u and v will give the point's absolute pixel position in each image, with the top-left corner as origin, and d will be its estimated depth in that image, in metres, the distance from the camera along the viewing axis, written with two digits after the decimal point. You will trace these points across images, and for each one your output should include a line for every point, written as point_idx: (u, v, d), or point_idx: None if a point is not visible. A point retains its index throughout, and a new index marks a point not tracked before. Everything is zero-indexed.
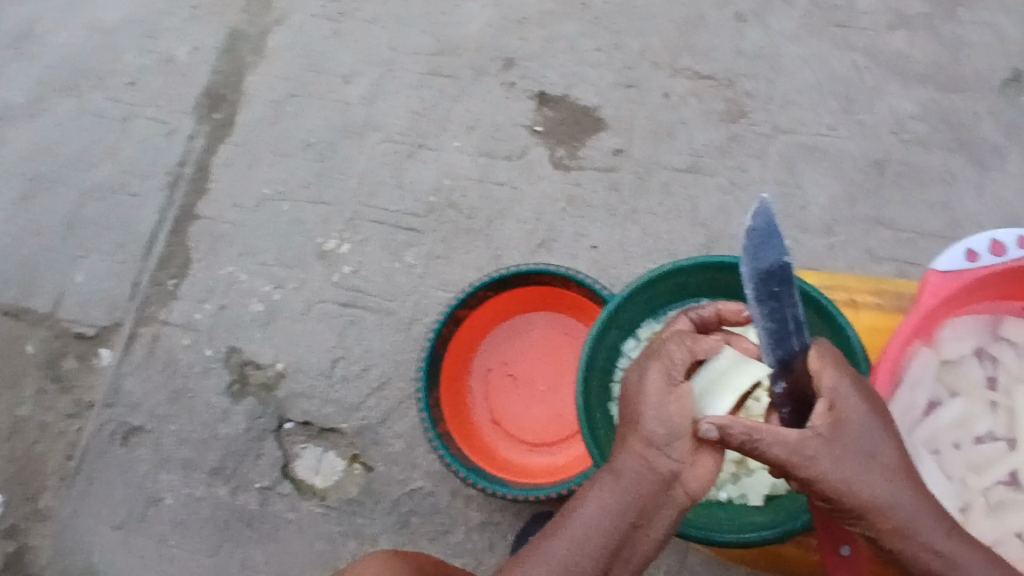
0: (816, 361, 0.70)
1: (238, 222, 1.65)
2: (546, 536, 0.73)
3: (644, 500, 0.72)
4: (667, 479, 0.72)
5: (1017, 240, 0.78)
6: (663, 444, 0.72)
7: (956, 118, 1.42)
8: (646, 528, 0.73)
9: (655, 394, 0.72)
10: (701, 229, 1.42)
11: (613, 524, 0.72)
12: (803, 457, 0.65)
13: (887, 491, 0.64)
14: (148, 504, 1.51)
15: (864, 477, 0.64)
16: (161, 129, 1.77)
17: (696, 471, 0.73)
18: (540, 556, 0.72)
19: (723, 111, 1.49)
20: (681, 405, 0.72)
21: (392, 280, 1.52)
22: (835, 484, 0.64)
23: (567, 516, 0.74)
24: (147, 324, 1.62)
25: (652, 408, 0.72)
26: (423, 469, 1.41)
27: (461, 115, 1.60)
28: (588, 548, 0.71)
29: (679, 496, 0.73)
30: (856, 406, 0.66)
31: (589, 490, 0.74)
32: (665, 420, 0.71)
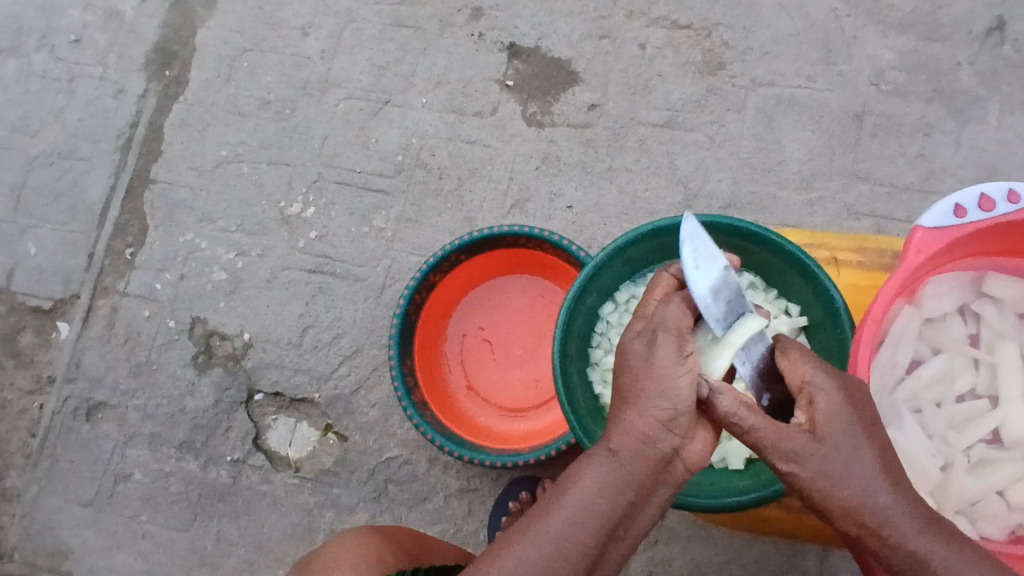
0: (787, 361, 0.67)
1: (196, 186, 1.56)
2: (535, 517, 0.69)
3: (641, 477, 0.67)
4: (666, 456, 0.67)
5: (1005, 196, 0.76)
6: (663, 420, 0.67)
7: (936, 68, 1.39)
8: (643, 506, 0.69)
9: (659, 369, 0.67)
10: (679, 186, 1.38)
11: (607, 504, 0.67)
12: (786, 449, 0.63)
13: (865, 492, 0.62)
14: (116, 481, 1.46)
15: (842, 477, 0.63)
16: (108, 89, 1.65)
17: (699, 444, 0.68)
18: (529, 537, 0.67)
19: (701, 63, 1.44)
20: (689, 377, 0.66)
21: (361, 245, 1.46)
22: (813, 480, 0.63)
23: (558, 496, 0.69)
24: (105, 295, 1.55)
25: (656, 381, 0.67)
26: (399, 438, 1.38)
27: (428, 70, 1.52)
28: (581, 530, 0.67)
29: (678, 473, 0.69)
30: (832, 401, 0.64)
31: (581, 468, 0.69)
32: (668, 395, 0.66)
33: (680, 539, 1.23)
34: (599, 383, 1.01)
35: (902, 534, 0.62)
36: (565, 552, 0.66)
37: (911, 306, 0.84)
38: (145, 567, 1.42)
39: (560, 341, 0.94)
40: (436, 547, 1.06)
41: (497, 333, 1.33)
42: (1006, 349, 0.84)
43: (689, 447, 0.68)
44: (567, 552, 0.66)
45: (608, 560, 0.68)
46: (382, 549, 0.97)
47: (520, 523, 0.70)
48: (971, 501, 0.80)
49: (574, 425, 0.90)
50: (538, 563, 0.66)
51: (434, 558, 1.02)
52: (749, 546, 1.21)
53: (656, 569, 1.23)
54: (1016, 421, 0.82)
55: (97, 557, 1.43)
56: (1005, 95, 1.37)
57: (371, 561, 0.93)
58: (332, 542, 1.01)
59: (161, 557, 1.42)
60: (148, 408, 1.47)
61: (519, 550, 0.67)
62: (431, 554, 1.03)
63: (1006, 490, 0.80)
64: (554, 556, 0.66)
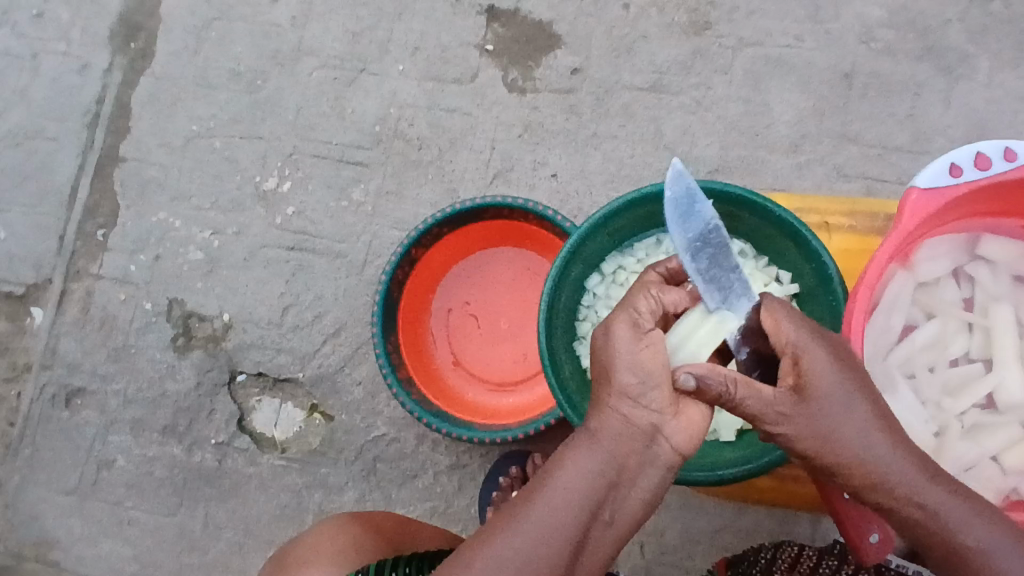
0: (773, 319, 0.69)
1: (167, 164, 1.50)
2: (519, 504, 0.68)
3: (625, 458, 0.68)
4: (649, 433, 0.69)
5: (1002, 153, 0.74)
6: (644, 399, 0.69)
7: (926, 24, 1.35)
8: (629, 488, 0.69)
9: (627, 345, 0.69)
10: (665, 153, 1.35)
11: (592, 486, 0.67)
12: (774, 411, 0.65)
13: (860, 449, 0.64)
14: (99, 468, 1.43)
15: (836, 434, 0.64)
16: (72, 65, 1.58)
17: (680, 423, 0.70)
18: (513, 526, 0.66)
19: (687, 23, 1.39)
20: (651, 352, 0.69)
21: (340, 220, 1.42)
22: (808, 441, 0.65)
23: (541, 482, 0.68)
24: (79, 279, 1.50)
25: (626, 364, 0.69)
26: (386, 416, 1.35)
27: (404, 36, 1.46)
28: (566, 513, 0.66)
29: (662, 453, 0.70)
30: (819, 359, 0.65)
31: (564, 453, 0.69)
32: (638, 370, 0.68)
33: (672, 508, 1.23)
34: (587, 357, 1.00)
35: (904, 491, 0.64)
36: (550, 537, 0.65)
37: (905, 270, 0.82)
38: (134, 553, 1.40)
39: (546, 317, 0.91)
40: (417, 531, 1.05)
41: (483, 308, 1.31)
42: (1000, 312, 0.83)
43: (673, 426, 0.69)
44: (554, 535, 0.65)
45: (595, 545, 0.68)
46: (362, 538, 0.97)
47: (503, 512, 0.69)
48: (965, 466, 0.80)
49: (561, 402, 0.88)
50: (524, 551, 0.65)
51: (416, 544, 1.02)
52: (740, 514, 1.21)
53: (648, 539, 1.23)
54: (1011, 385, 0.81)
55: (83, 544, 1.41)
56: (995, 52, 1.34)
57: (348, 553, 0.94)
58: (313, 529, 1.01)
59: (150, 542, 1.40)
60: (129, 394, 1.44)
61: (505, 539, 0.66)
62: (412, 539, 1.02)
63: (1000, 454, 0.80)
64: (540, 543, 0.65)
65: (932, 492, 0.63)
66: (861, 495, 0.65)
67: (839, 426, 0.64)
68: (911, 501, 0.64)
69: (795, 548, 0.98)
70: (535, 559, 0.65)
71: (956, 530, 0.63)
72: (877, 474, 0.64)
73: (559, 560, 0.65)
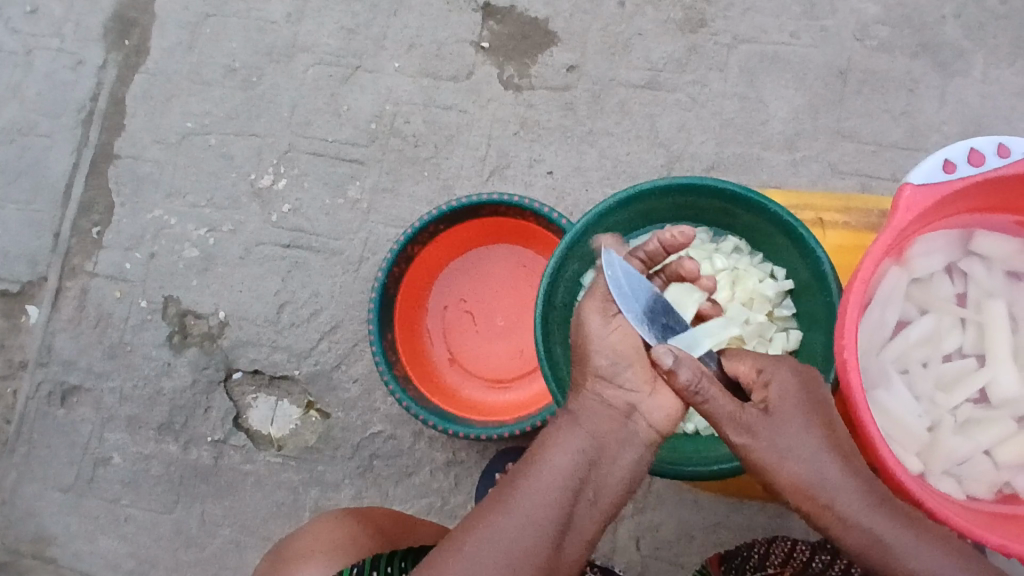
0: (737, 358, 0.78)
1: (162, 160, 1.50)
2: (507, 484, 0.71)
3: (606, 433, 0.74)
4: (624, 410, 0.76)
5: (996, 149, 0.74)
6: (619, 378, 0.77)
7: (921, 20, 1.36)
8: (611, 464, 0.73)
9: (599, 331, 0.78)
10: (661, 149, 1.35)
11: (578, 457, 0.72)
12: (736, 420, 0.72)
13: (814, 467, 0.68)
14: (95, 466, 1.43)
15: (792, 453, 0.69)
16: (66, 61, 1.57)
17: (654, 401, 0.77)
18: (503, 503, 0.69)
19: (683, 20, 1.39)
20: (621, 333, 0.78)
21: (336, 217, 1.42)
22: (765, 455, 0.70)
23: (527, 463, 0.72)
24: (74, 276, 1.49)
25: (602, 344, 0.78)
26: (382, 413, 1.35)
27: (400, 32, 1.46)
28: (554, 487, 0.69)
29: (639, 429, 0.76)
30: (783, 383, 0.73)
31: (549, 432, 0.75)
32: (609, 349, 0.77)
33: (667, 504, 1.23)
34: None
35: (853, 512, 0.66)
36: (539, 511, 0.68)
37: (899, 266, 0.83)
38: (131, 550, 1.40)
39: (541, 313, 0.91)
40: (416, 525, 1.05)
41: (479, 305, 1.31)
42: (994, 308, 0.83)
43: (647, 402, 0.77)
44: (543, 508, 0.68)
45: (583, 522, 0.70)
46: (359, 533, 0.98)
47: (492, 495, 0.71)
48: (959, 461, 0.80)
49: (558, 399, 0.88)
50: (517, 520, 0.67)
51: (415, 537, 1.02)
52: (734, 510, 1.21)
53: (643, 535, 1.23)
54: (1004, 380, 0.81)
55: (80, 542, 1.41)
56: (990, 49, 1.34)
57: (345, 548, 0.94)
58: (312, 524, 1.02)
59: (146, 539, 1.40)
60: (124, 391, 1.44)
61: (495, 516, 0.68)
62: (412, 532, 1.03)
63: (994, 450, 0.80)
64: (531, 509, 0.68)
65: (879, 517, 0.65)
66: (817, 517, 0.67)
67: (797, 445, 0.69)
68: (861, 523, 0.65)
69: (790, 541, 0.99)
70: (526, 533, 0.66)
71: (903, 555, 0.63)
72: (828, 493, 0.67)
73: (549, 529, 0.67)
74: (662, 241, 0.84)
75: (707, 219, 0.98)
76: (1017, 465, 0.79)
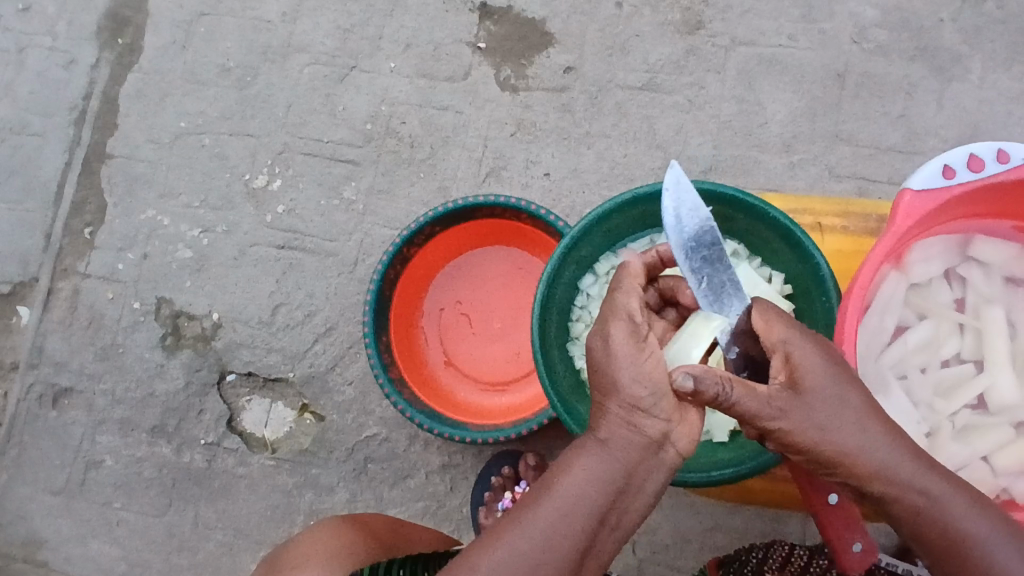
0: (763, 319, 0.67)
1: (155, 160, 1.49)
2: (523, 513, 0.67)
3: (634, 467, 0.67)
4: (656, 441, 0.67)
5: (995, 155, 0.74)
6: (654, 408, 0.67)
7: (918, 24, 1.36)
8: (635, 494, 0.68)
9: (628, 356, 0.67)
10: (658, 152, 1.34)
11: (598, 494, 0.66)
12: (773, 407, 0.63)
13: (861, 436, 0.63)
14: (87, 468, 1.41)
15: (836, 422, 0.63)
16: (59, 59, 1.55)
17: (685, 429, 0.68)
18: (519, 533, 0.66)
19: (680, 22, 1.39)
20: (654, 362, 0.67)
21: (331, 218, 1.41)
22: (809, 433, 0.63)
23: (545, 489, 0.67)
24: (66, 277, 1.48)
25: (635, 371, 0.66)
26: (378, 415, 1.34)
27: (396, 32, 1.45)
28: (573, 520, 0.65)
29: (670, 458, 0.68)
30: (808, 352, 0.64)
31: (571, 457, 0.69)
32: (646, 380, 0.66)
33: (664, 507, 1.23)
34: (581, 358, 0.99)
35: (902, 481, 0.63)
36: (556, 544, 0.65)
37: (898, 271, 0.82)
38: (122, 554, 1.39)
39: (539, 317, 0.91)
40: (411, 535, 1.04)
41: (475, 307, 1.30)
42: (993, 314, 0.83)
43: (679, 429, 0.68)
44: (560, 543, 0.65)
45: (600, 549, 0.67)
46: (356, 541, 0.96)
47: (506, 519, 0.68)
48: (958, 466, 0.80)
49: (555, 404, 0.88)
50: (530, 558, 0.64)
51: (411, 546, 1.01)
52: (730, 514, 1.21)
53: (639, 538, 1.23)
54: (1003, 386, 0.81)
55: (72, 545, 1.40)
56: (988, 53, 1.34)
57: (341, 557, 0.92)
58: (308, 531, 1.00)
59: (139, 543, 1.39)
60: (117, 393, 1.42)
61: (509, 545, 0.65)
62: (407, 543, 1.01)
63: (992, 455, 0.80)
64: (546, 547, 0.65)
65: (930, 481, 0.63)
66: (866, 486, 0.63)
67: (837, 416, 0.63)
68: (914, 488, 0.63)
69: (787, 547, 0.99)
70: (541, 565, 0.64)
71: (953, 518, 0.62)
72: (878, 463, 0.63)
73: (563, 565, 0.65)
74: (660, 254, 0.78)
75: None
76: (1014, 471, 0.79)
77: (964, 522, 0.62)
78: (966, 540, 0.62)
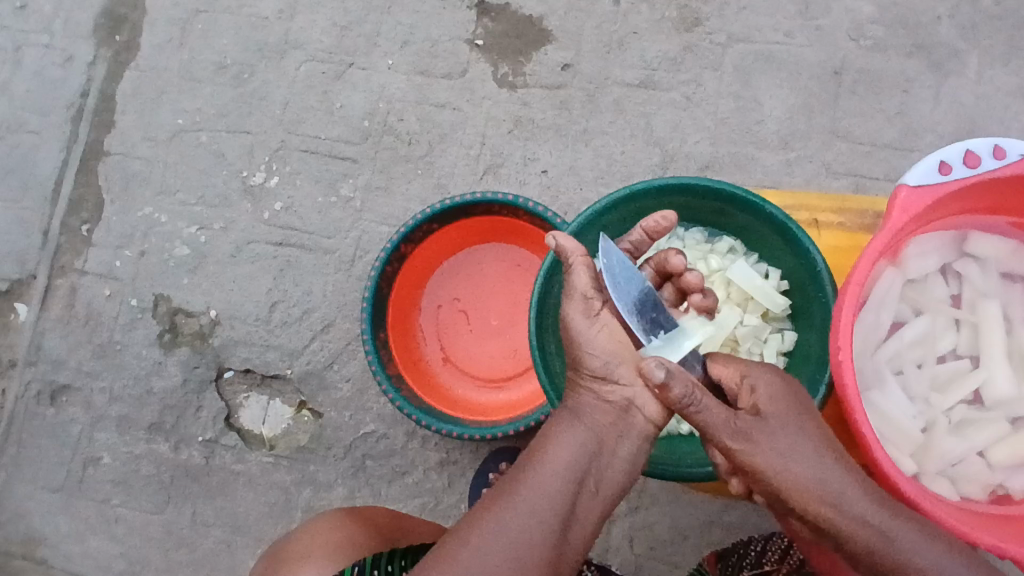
0: (719, 363, 0.78)
1: (153, 158, 1.48)
2: (505, 487, 0.70)
3: (605, 429, 0.74)
4: (622, 405, 0.76)
5: (991, 151, 0.74)
6: (615, 374, 0.77)
7: (915, 20, 1.36)
8: (611, 458, 0.74)
9: (585, 330, 0.78)
10: (655, 149, 1.34)
11: (575, 457, 0.72)
12: (734, 428, 0.71)
13: (813, 470, 0.68)
14: (85, 466, 1.41)
15: (791, 457, 0.69)
16: (56, 57, 1.55)
17: (650, 394, 0.77)
18: (505, 503, 0.68)
19: (677, 19, 1.39)
20: (606, 333, 0.78)
21: (328, 215, 1.41)
22: (767, 463, 0.69)
23: (527, 462, 0.72)
24: (63, 275, 1.47)
25: (591, 339, 0.78)
26: (375, 412, 1.35)
27: (392, 29, 1.45)
28: (554, 486, 0.69)
29: (639, 423, 0.76)
30: (771, 389, 0.73)
31: (546, 432, 0.75)
32: (599, 347, 0.78)
33: (661, 503, 1.23)
34: None
35: (850, 515, 0.66)
36: (541, 508, 0.68)
37: (894, 267, 0.83)
38: (121, 551, 1.39)
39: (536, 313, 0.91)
40: (413, 527, 1.04)
41: (473, 304, 1.30)
42: (989, 309, 0.83)
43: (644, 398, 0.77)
44: (545, 506, 0.68)
45: (584, 517, 0.70)
46: (357, 534, 0.96)
47: (491, 495, 0.70)
48: (954, 461, 0.80)
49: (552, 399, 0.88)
50: (517, 524, 0.67)
51: (414, 538, 1.01)
52: (727, 509, 1.21)
53: (637, 534, 1.23)
54: (999, 381, 0.81)
55: (70, 543, 1.40)
56: (984, 49, 1.34)
57: (343, 549, 0.93)
58: (310, 523, 1.01)
59: (137, 540, 1.39)
60: (114, 391, 1.42)
61: (494, 516, 0.67)
62: (409, 534, 1.01)
63: (987, 450, 0.81)
64: (532, 513, 0.67)
65: (881, 515, 0.65)
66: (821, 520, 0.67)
67: (789, 447, 0.69)
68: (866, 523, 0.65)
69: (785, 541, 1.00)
70: (529, 531, 0.66)
71: (909, 555, 0.63)
72: (830, 494, 0.67)
73: (551, 530, 0.67)
74: (646, 229, 0.87)
75: (704, 220, 0.98)
76: (1012, 466, 0.80)
77: (915, 554, 0.63)
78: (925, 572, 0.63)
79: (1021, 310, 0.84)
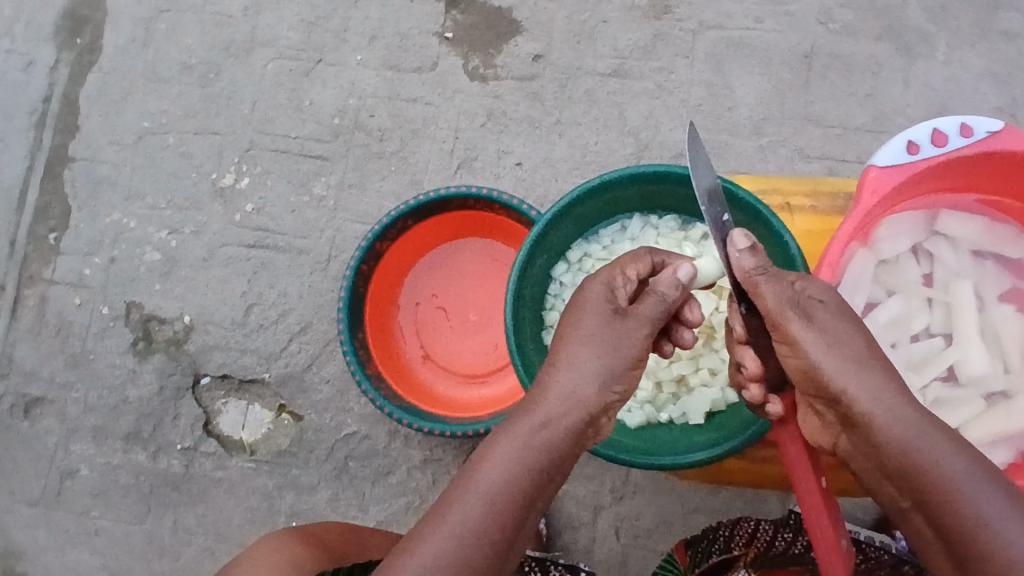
0: None
1: (119, 162, 1.45)
2: (451, 502, 0.64)
3: (564, 441, 0.68)
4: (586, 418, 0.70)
5: (959, 129, 0.74)
6: (598, 386, 0.70)
7: (883, 3, 1.37)
8: (560, 472, 0.69)
9: (622, 343, 0.71)
10: (630, 138, 1.34)
11: (528, 474, 0.66)
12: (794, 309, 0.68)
13: (856, 365, 0.65)
14: (62, 478, 1.38)
15: (838, 351, 0.66)
16: (17, 61, 1.51)
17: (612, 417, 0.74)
18: (452, 521, 0.63)
19: (647, 7, 1.38)
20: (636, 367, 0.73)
21: (301, 215, 1.39)
22: (813, 349, 0.66)
23: (474, 472, 0.66)
24: (33, 284, 1.44)
25: (612, 348, 0.71)
26: (356, 413, 1.33)
27: (361, 24, 1.43)
28: (501, 506, 0.64)
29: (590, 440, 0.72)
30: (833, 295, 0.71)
31: (497, 437, 0.67)
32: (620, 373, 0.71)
33: (646, 493, 1.23)
34: None
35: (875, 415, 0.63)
36: (487, 533, 0.63)
37: (867, 248, 0.83)
38: (101, 564, 1.36)
39: (512, 307, 0.90)
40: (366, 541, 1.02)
41: (451, 300, 1.29)
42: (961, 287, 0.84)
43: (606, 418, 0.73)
44: (491, 527, 0.63)
45: (525, 533, 0.67)
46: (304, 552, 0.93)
47: (434, 508, 0.65)
48: None
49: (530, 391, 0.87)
50: (462, 551, 0.61)
51: (366, 552, 0.99)
52: (711, 496, 1.21)
53: (623, 524, 1.23)
54: (971, 358, 0.82)
55: (49, 556, 1.37)
56: (951, 30, 1.35)
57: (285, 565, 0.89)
58: (247, 555, 0.92)
59: (118, 552, 1.36)
60: (89, 401, 1.39)
61: (441, 538, 0.62)
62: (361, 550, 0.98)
63: (964, 427, 0.82)
64: (479, 534, 0.62)
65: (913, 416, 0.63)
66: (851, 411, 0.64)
67: (837, 343, 0.66)
68: (893, 424, 0.63)
69: (752, 522, 0.98)
70: (473, 557, 0.62)
71: (934, 454, 0.61)
72: (869, 392, 0.64)
73: (494, 554, 0.63)
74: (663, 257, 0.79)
75: (677, 209, 0.98)
76: (990, 441, 0.80)
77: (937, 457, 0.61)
78: (942, 472, 0.60)
79: (992, 287, 0.85)
